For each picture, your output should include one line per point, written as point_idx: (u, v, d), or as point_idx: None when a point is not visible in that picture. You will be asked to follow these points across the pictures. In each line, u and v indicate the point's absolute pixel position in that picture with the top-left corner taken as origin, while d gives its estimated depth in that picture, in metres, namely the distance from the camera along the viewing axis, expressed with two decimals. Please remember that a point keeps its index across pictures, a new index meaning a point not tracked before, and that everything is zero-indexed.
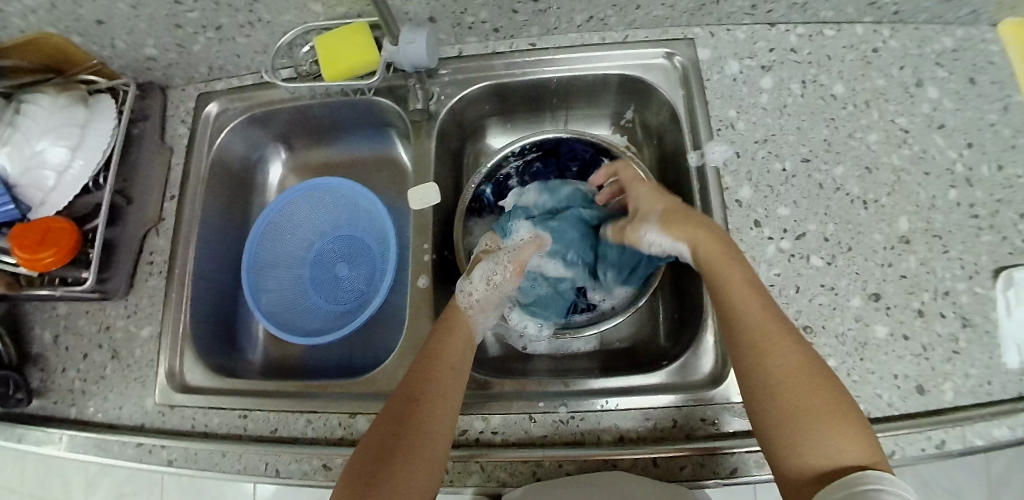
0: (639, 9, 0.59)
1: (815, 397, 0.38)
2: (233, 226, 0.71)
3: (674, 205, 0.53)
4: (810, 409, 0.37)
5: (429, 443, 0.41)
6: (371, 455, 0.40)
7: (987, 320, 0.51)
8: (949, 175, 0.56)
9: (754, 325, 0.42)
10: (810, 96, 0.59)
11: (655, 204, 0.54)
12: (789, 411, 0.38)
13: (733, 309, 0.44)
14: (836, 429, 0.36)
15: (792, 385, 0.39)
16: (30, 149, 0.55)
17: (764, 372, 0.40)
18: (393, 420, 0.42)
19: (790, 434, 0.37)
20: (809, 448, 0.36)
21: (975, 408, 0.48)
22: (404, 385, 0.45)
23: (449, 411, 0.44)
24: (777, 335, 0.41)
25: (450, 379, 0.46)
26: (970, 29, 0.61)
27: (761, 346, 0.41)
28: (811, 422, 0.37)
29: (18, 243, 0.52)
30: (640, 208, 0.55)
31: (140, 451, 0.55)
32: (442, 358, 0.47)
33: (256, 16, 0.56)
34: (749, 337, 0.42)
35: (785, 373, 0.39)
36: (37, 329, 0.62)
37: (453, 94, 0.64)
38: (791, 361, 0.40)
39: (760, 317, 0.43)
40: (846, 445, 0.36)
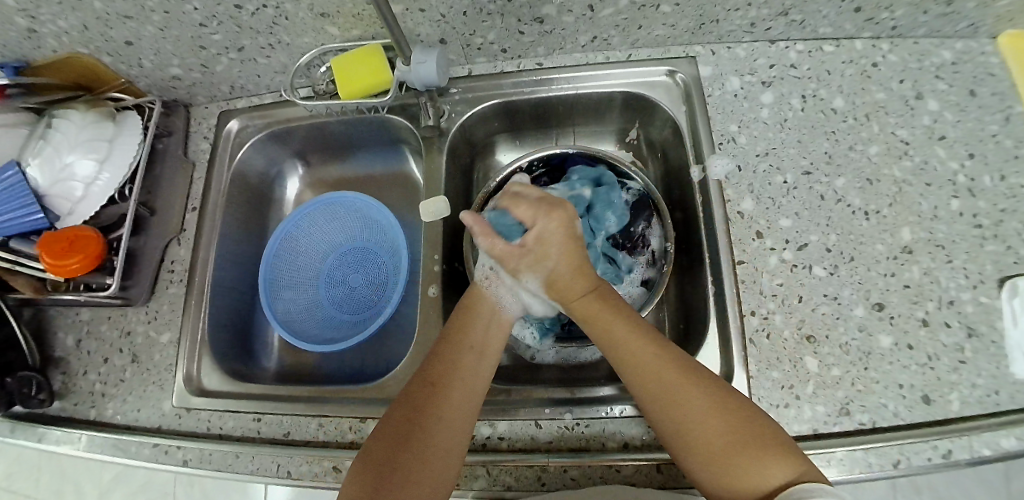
0: (641, 29, 0.61)
1: (729, 425, 0.40)
2: (252, 238, 0.74)
3: (569, 239, 0.50)
4: (727, 440, 0.39)
5: (447, 434, 0.43)
6: (392, 442, 0.43)
7: (992, 330, 0.51)
8: (950, 185, 0.57)
9: (652, 375, 0.43)
10: (810, 111, 0.61)
11: (558, 247, 0.49)
12: (706, 446, 0.40)
13: (625, 360, 0.45)
14: (760, 455, 0.38)
15: (704, 425, 0.40)
16: (59, 162, 0.58)
17: (671, 415, 0.42)
18: (415, 406, 0.44)
19: (718, 469, 0.39)
20: (739, 477, 0.38)
21: (982, 418, 0.48)
22: (425, 373, 0.47)
23: (468, 403, 0.46)
24: (678, 383, 0.43)
25: (471, 370, 0.47)
26: (968, 42, 0.63)
27: (664, 397, 0.42)
28: (736, 452, 0.39)
29: (46, 250, 0.55)
30: (545, 245, 0.50)
31: (157, 452, 0.57)
32: (464, 341, 0.49)
33: (276, 38, 0.59)
34: (643, 388, 0.44)
35: (701, 412, 0.41)
36: (60, 334, 0.64)
37: (464, 111, 0.66)
38: (697, 396, 0.42)
39: (652, 361, 0.44)
40: (772, 466, 0.38)
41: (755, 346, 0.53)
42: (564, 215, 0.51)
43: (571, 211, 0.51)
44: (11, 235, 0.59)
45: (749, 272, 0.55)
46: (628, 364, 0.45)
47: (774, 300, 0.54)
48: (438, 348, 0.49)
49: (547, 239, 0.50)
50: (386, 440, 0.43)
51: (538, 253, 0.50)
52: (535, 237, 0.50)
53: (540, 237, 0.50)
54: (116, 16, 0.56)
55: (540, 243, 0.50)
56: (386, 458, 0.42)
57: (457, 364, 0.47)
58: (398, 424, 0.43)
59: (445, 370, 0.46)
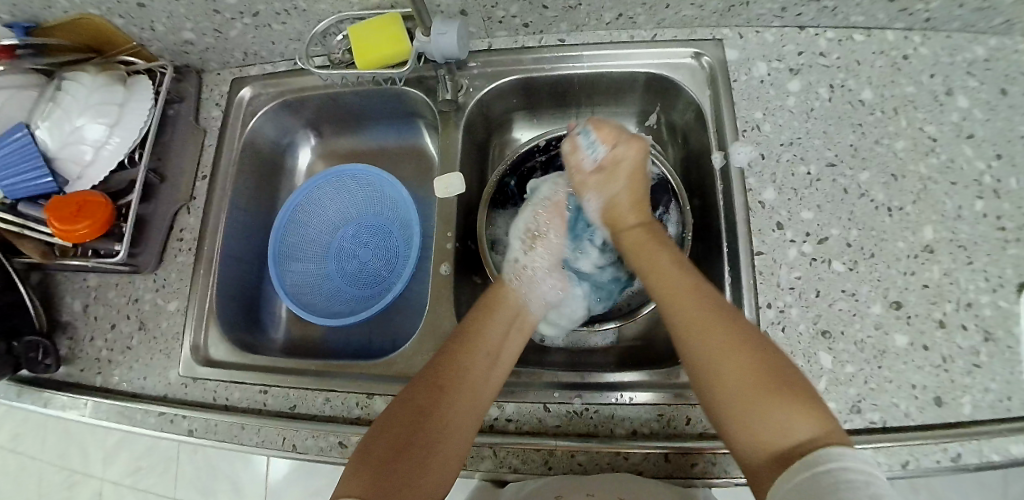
0: (668, 9, 0.59)
1: (756, 374, 0.40)
2: (261, 208, 0.73)
3: (632, 180, 0.58)
4: (753, 388, 0.39)
5: (450, 439, 0.42)
6: (394, 441, 0.41)
7: (1009, 335, 0.50)
8: (976, 185, 0.55)
9: (687, 312, 0.45)
10: (837, 101, 0.59)
11: (626, 174, 0.58)
12: (734, 392, 0.40)
13: (670, 304, 0.46)
14: (785, 407, 0.37)
15: (731, 367, 0.40)
16: (69, 125, 0.56)
17: (702, 354, 0.42)
18: (420, 406, 0.43)
19: (744, 413, 0.39)
20: (765, 426, 0.38)
21: (994, 423, 0.48)
22: (431, 375, 0.46)
23: (475, 407, 0.45)
24: (710, 318, 0.43)
25: (479, 376, 0.47)
26: (1003, 39, 0.60)
27: (694, 328, 0.43)
28: (765, 399, 0.38)
29: (54, 214, 0.54)
30: (616, 168, 0.58)
31: (162, 421, 0.57)
32: (478, 346, 0.48)
33: (292, 3, 0.57)
34: (682, 324, 0.45)
35: (731, 350, 0.41)
36: (67, 298, 0.64)
37: (482, 87, 0.65)
38: (734, 338, 0.42)
39: (693, 307, 0.44)
40: (797, 419, 0.37)
41: (769, 338, 0.52)
42: (640, 148, 0.58)
43: (642, 145, 0.58)
44: (20, 198, 0.58)
45: (767, 263, 0.54)
46: (674, 302, 0.46)
47: (790, 294, 0.53)
48: (449, 350, 0.48)
49: (620, 164, 0.58)
50: (386, 439, 0.41)
51: (613, 175, 0.58)
52: (608, 161, 0.59)
53: (613, 161, 0.58)
54: None
55: (610, 168, 0.59)
56: (386, 456, 0.40)
57: (465, 368, 0.46)
58: (401, 423, 0.42)
59: (453, 374, 0.46)
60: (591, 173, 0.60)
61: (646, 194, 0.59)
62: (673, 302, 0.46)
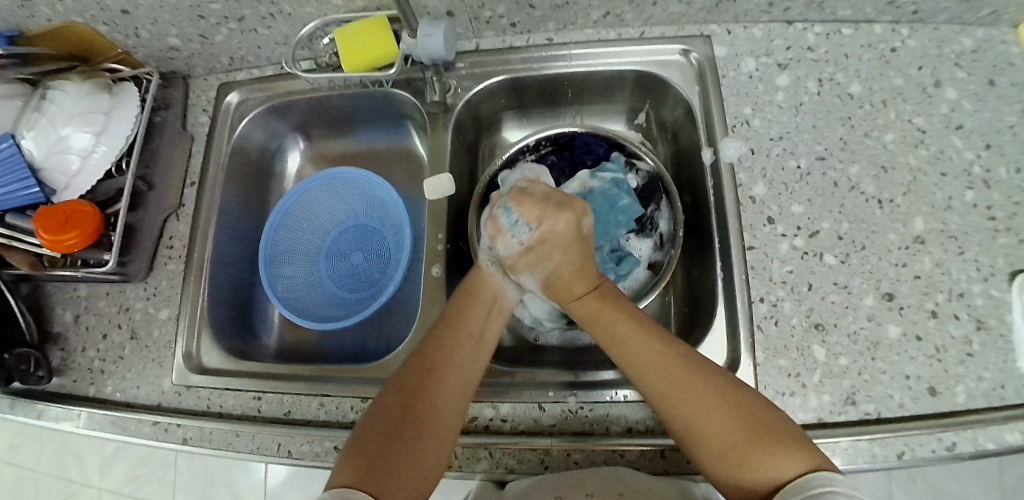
0: (655, 6, 0.59)
1: (734, 421, 0.39)
2: (252, 214, 0.72)
3: (570, 246, 0.50)
4: (731, 437, 0.39)
5: (443, 423, 0.43)
6: (387, 425, 0.41)
7: (1001, 323, 0.50)
8: (965, 175, 0.55)
9: (653, 381, 0.43)
10: (827, 95, 0.59)
11: (560, 248, 0.49)
12: (711, 447, 0.39)
13: (637, 372, 0.44)
14: (764, 450, 0.37)
15: (705, 427, 0.40)
16: (54, 134, 0.56)
17: (673, 413, 0.41)
18: (409, 391, 0.44)
19: (725, 462, 0.39)
20: (749, 471, 0.37)
21: (989, 412, 0.48)
22: (419, 360, 0.46)
23: (463, 390, 0.46)
24: (677, 384, 0.42)
25: (467, 358, 0.47)
26: (990, 30, 0.60)
27: (664, 396, 0.42)
28: (744, 446, 0.38)
29: (42, 224, 0.54)
30: (548, 245, 0.50)
31: (156, 430, 0.57)
32: (463, 328, 0.49)
33: (277, 7, 0.57)
34: (650, 385, 0.43)
35: (701, 409, 0.40)
36: (58, 309, 0.63)
37: (470, 87, 0.65)
38: (706, 395, 0.41)
39: (657, 373, 0.43)
40: (779, 458, 0.37)
41: (762, 333, 0.52)
42: (569, 217, 0.50)
43: (576, 211, 0.51)
44: (7, 209, 0.58)
45: (759, 258, 0.54)
46: (639, 369, 0.44)
47: (782, 288, 0.53)
48: (434, 335, 0.48)
49: (550, 240, 0.50)
50: (381, 425, 0.41)
51: (548, 247, 0.50)
52: (537, 238, 0.50)
53: (541, 238, 0.50)
54: None
55: (544, 242, 0.50)
56: (381, 440, 0.40)
57: (453, 349, 0.47)
58: (392, 408, 0.42)
59: (442, 358, 0.46)
60: (519, 251, 0.51)
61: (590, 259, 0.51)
62: (639, 371, 0.44)
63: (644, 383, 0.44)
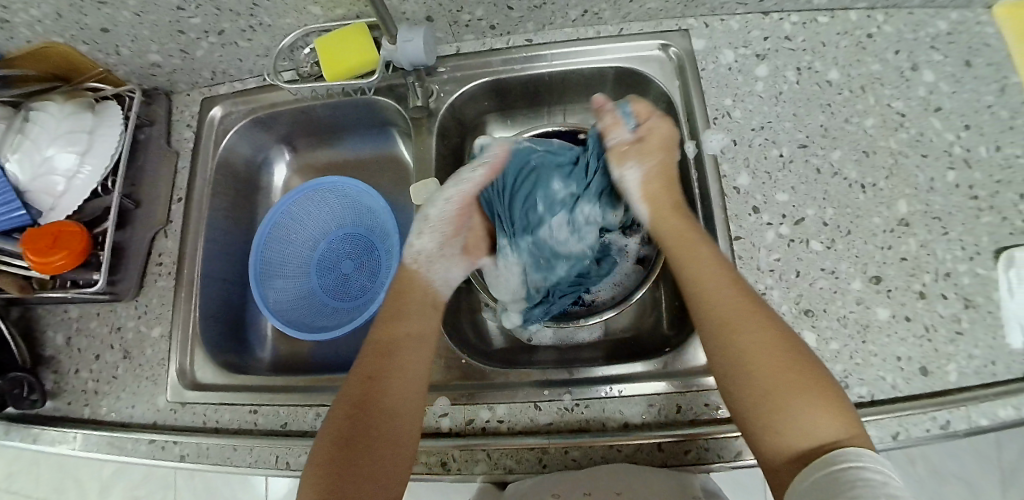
0: (633, 2, 0.60)
1: (794, 373, 0.40)
2: (241, 227, 0.72)
3: (666, 158, 0.55)
4: (787, 387, 0.39)
5: (397, 422, 0.44)
6: (341, 437, 0.42)
7: (989, 301, 0.51)
8: (946, 156, 0.56)
9: (717, 301, 0.44)
10: (806, 83, 0.60)
11: (659, 151, 0.55)
12: (765, 394, 0.40)
13: (708, 307, 0.45)
14: (814, 405, 0.38)
15: (763, 362, 0.41)
16: (39, 155, 0.56)
17: (738, 350, 0.42)
18: (357, 399, 0.44)
19: (772, 412, 0.39)
20: (792, 427, 0.38)
21: (980, 388, 0.48)
22: (363, 366, 0.47)
23: (412, 388, 0.46)
24: (742, 314, 0.43)
25: (408, 355, 0.48)
26: (964, 12, 0.61)
27: (723, 321, 0.43)
28: (796, 399, 0.39)
29: (30, 246, 0.54)
30: (653, 139, 0.55)
31: (153, 448, 0.56)
32: (401, 331, 0.49)
33: (257, 19, 0.57)
34: (722, 324, 0.43)
35: (760, 347, 0.41)
36: (49, 332, 0.63)
37: (453, 91, 0.65)
38: (763, 336, 0.42)
39: (721, 298, 0.44)
40: (823, 418, 0.38)
41: None
42: (672, 129, 0.56)
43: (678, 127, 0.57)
44: None
45: (746, 248, 0.55)
46: (714, 300, 0.45)
47: (771, 276, 0.53)
48: (375, 341, 0.49)
49: (649, 140, 0.55)
50: (335, 435, 0.43)
51: (649, 146, 0.55)
52: (638, 138, 0.56)
53: (642, 138, 0.55)
54: (90, 1, 0.53)
55: (647, 140, 0.55)
56: (337, 454, 0.41)
57: (394, 352, 0.48)
58: (343, 419, 0.43)
59: (384, 361, 0.47)
60: (622, 143, 0.56)
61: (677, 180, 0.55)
62: (714, 306, 0.44)
63: (717, 316, 0.44)
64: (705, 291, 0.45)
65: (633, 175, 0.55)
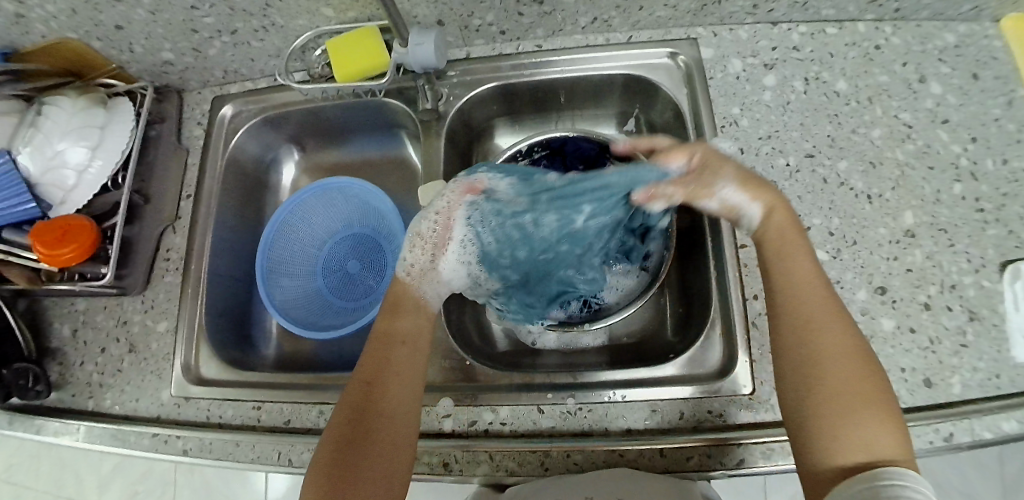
0: (642, 10, 0.60)
1: (870, 393, 0.39)
2: (249, 224, 0.73)
3: (741, 171, 0.49)
4: (855, 398, 0.39)
5: (391, 428, 0.43)
6: (339, 445, 0.42)
7: (994, 313, 0.51)
8: (953, 168, 0.56)
9: (807, 303, 0.44)
10: (813, 93, 0.60)
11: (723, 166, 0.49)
12: (833, 398, 0.39)
13: (794, 305, 0.44)
14: (877, 423, 0.38)
15: (840, 370, 0.40)
16: (50, 150, 0.56)
17: (816, 354, 0.41)
18: (353, 406, 0.44)
19: (833, 416, 0.38)
20: (850, 433, 0.37)
21: (984, 402, 0.48)
22: (359, 372, 0.47)
23: (407, 394, 0.46)
24: (831, 319, 0.42)
25: (402, 361, 0.47)
26: (972, 25, 0.61)
27: (808, 323, 0.43)
28: (860, 413, 0.38)
29: (39, 239, 0.54)
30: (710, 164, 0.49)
31: (156, 442, 0.56)
32: (395, 336, 0.49)
33: (269, 20, 0.57)
34: (807, 325, 0.43)
35: (841, 354, 0.41)
36: (56, 324, 0.63)
37: (462, 95, 0.65)
38: (850, 346, 0.41)
39: (814, 300, 0.44)
40: (881, 435, 0.37)
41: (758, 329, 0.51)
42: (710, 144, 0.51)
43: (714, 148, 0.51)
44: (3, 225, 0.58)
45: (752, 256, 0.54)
46: (802, 300, 0.44)
47: None
48: (373, 345, 0.48)
49: (712, 164, 0.49)
50: (332, 448, 0.42)
51: (714, 166, 0.49)
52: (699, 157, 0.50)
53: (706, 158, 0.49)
54: None
55: (708, 162, 0.49)
56: (334, 460, 0.41)
57: (388, 358, 0.47)
58: (342, 426, 0.43)
59: (380, 366, 0.46)
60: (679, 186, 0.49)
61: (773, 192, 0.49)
62: (800, 309, 0.44)
63: (802, 317, 0.43)
64: (790, 294, 0.45)
65: (732, 188, 0.48)
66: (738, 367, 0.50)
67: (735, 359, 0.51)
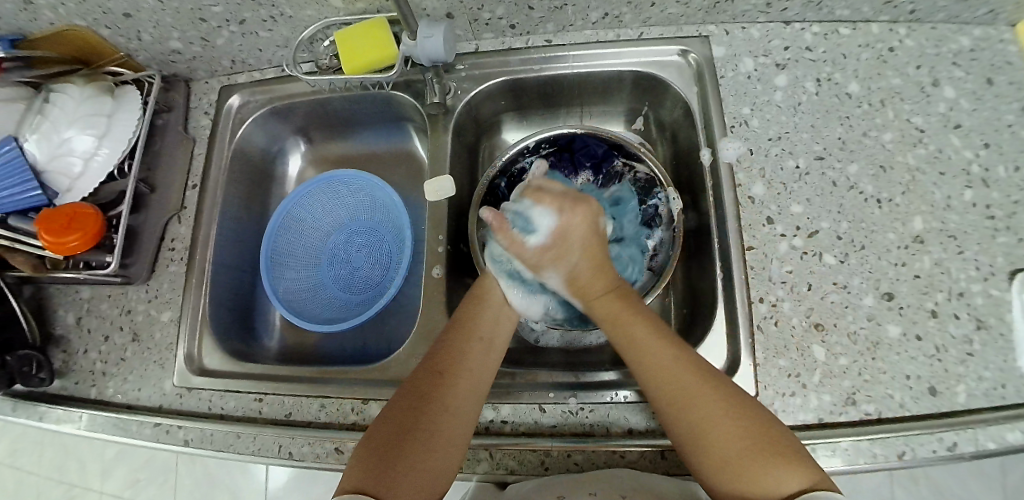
0: (654, 7, 0.60)
1: (748, 437, 0.39)
2: (254, 215, 0.73)
3: (585, 256, 0.49)
4: (746, 453, 0.39)
5: (453, 422, 0.44)
6: (397, 428, 0.42)
7: (1001, 322, 0.49)
8: (965, 175, 0.54)
9: (657, 373, 0.44)
10: (825, 94, 0.59)
11: (577, 249, 0.49)
12: (726, 458, 0.39)
13: (647, 373, 0.44)
14: (772, 462, 0.38)
15: (711, 429, 0.40)
16: (57, 137, 0.56)
17: (693, 426, 0.41)
18: (420, 392, 0.45)
19: (736, 477, 0.39)
20: (755, 487, 0.38)
21: (990, 412, 0.46)
22: (431, 360, 0.47)
23: (473, 391, 0.46)
24: (685, 378, 0.43)
25: (478, 356, 0.48)
26: (987, 30, 0.59)
27: (666, 390, 0.43)
28: (754, 461, 0.38)
29: (45, 227, 0.54)
30: (565, 242, 0.48)
31: (157, 431, 0.57)
32: (473, 330, 0.50)
33: (278, 10, 0.57)
34: (672, 398, 0.42)
35: (702, 414, 0.41)
36: (61, 312, 0.63)
37: (470, 89, 0.65)
38: (707, 401, 0.41)
39: (662, 366, 0.44)
40: (782, 473, 0.38)
41: (762, 333, 0.51)
42: (587, 210, 0.50)
43: (593, 208, 0.50)
44: (9, 212, 0.58)
45: (759, 258, 0.53)
46: (653, 369, 0.44)
47: (783, 288, 0.52)
48: (447, 336, 0.49)
49: (568, 237, 0.48)
50: (393, 428, 0.43)
51: (562, 249, 0.49)
52: (553, 235, 0.48)
53: (559, 235, 0.48)
54: None
55: (559, 243, 0.48)
56: (390, 441, 0.42)
57: (464, 352, 0.48)
58: (404, 410, 0.44)
59: (454, 357, 0.47)
60: (518, 242, 0.49)
61: (603, 252, 0.51)
62: (659, 384, 0.43)
63: (657, 387, 0.43)
64: (641, 360, 0.45)
65: (558, 277, 0.51)
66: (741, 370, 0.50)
67: (739, 364, 0.50)
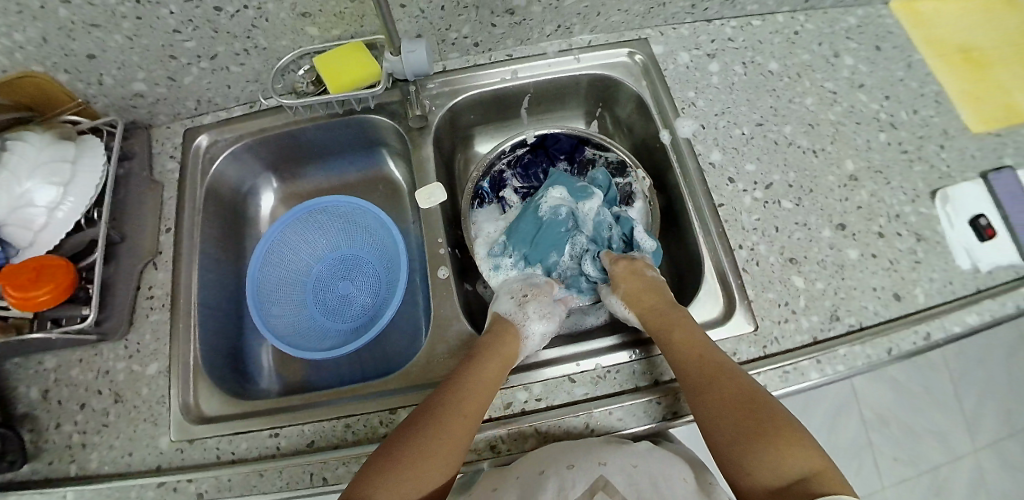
0: (599, 16, 0.68)
1: (762, 424, 0.43)
2: (230, 256, 0.70)
3: (641, 278, 0.59)
4: (761, 436, 0.43)
5: (460, 422, 0.46)
6: (410, 423, 0.46)
7: (935, 233, 0.58)
8: (876, 122, 0.65)
9: (688, 355, 0.49)
10: (752, 74, 0.69)
11: (626, 280, 0.60)
12: (731, 436, 0.44)
13: (681, 356, 0.50)
14: (779, 450, 0.42)
15: (731, 411, 0.45)
16: (17, 189, 0.52)
17: (715, 403, 0.46)
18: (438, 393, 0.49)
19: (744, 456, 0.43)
20: (757, 468, 0.42)
21: (944, 304, 0.54)
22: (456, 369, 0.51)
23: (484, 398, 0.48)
24: (713, 365, 0.48)
25: (496, 368, 0.51)
26: (867, 9, 0.73)
27: (696, 372, 0.48)
28: (760, 447, 0.42)
29: (10, 282, 0.50)
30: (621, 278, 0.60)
31: (163, 492, 0.51)
32: (495, 346, 0.53)
33: (253, 42, 0.58)
34: (696, 378, 0.48)
35: (725, 398, 0.46)
36: (21, 388, 0.57)
37: (443, 104, 0.69)
38: (726, 390, 0.46)
39: (693, 354, 0.49)
40: (794, 459, 0.41)
41: (748, 274, 0.57)
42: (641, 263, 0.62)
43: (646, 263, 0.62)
44: None
45: (730, 212, 0.60)
46: (685, 356, 0.50)
47: (755, 233, 0.59)
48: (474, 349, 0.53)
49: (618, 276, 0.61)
50: (405, 424, 0.47)
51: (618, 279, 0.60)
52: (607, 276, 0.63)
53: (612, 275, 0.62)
54: (81, 25, 0.52)
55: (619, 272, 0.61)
56: (400, 435, 0.45)
57: (481, 364, 0.51)
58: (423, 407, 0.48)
59: (471, 367, 0.50)
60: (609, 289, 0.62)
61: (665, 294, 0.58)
62: (697, 375, 0.48)
63: (689, 367, 0.49)
64: (675, 350, 0.51)
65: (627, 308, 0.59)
66: (739, 308, 0.55)
67: (737, 305, 0.55)
